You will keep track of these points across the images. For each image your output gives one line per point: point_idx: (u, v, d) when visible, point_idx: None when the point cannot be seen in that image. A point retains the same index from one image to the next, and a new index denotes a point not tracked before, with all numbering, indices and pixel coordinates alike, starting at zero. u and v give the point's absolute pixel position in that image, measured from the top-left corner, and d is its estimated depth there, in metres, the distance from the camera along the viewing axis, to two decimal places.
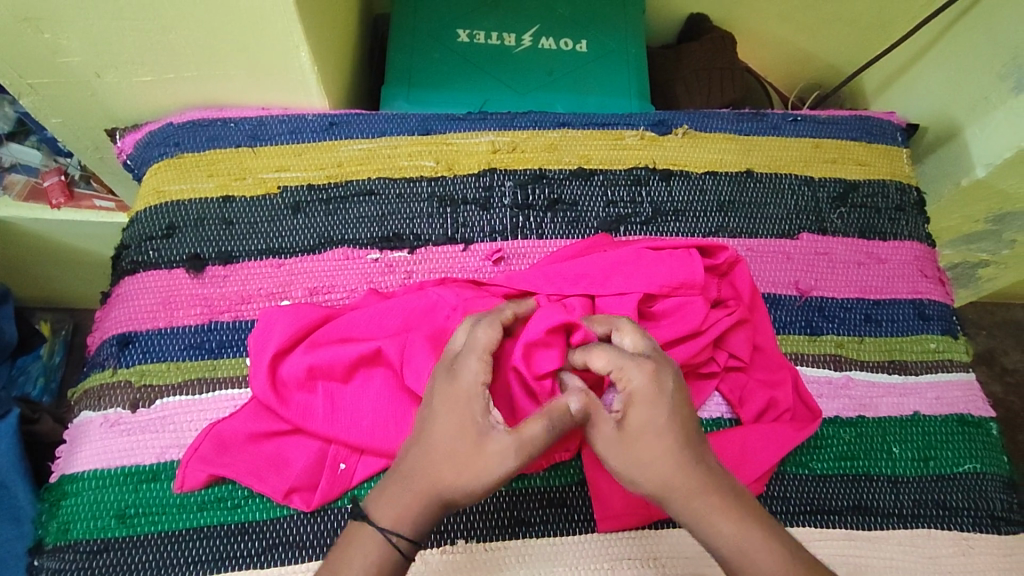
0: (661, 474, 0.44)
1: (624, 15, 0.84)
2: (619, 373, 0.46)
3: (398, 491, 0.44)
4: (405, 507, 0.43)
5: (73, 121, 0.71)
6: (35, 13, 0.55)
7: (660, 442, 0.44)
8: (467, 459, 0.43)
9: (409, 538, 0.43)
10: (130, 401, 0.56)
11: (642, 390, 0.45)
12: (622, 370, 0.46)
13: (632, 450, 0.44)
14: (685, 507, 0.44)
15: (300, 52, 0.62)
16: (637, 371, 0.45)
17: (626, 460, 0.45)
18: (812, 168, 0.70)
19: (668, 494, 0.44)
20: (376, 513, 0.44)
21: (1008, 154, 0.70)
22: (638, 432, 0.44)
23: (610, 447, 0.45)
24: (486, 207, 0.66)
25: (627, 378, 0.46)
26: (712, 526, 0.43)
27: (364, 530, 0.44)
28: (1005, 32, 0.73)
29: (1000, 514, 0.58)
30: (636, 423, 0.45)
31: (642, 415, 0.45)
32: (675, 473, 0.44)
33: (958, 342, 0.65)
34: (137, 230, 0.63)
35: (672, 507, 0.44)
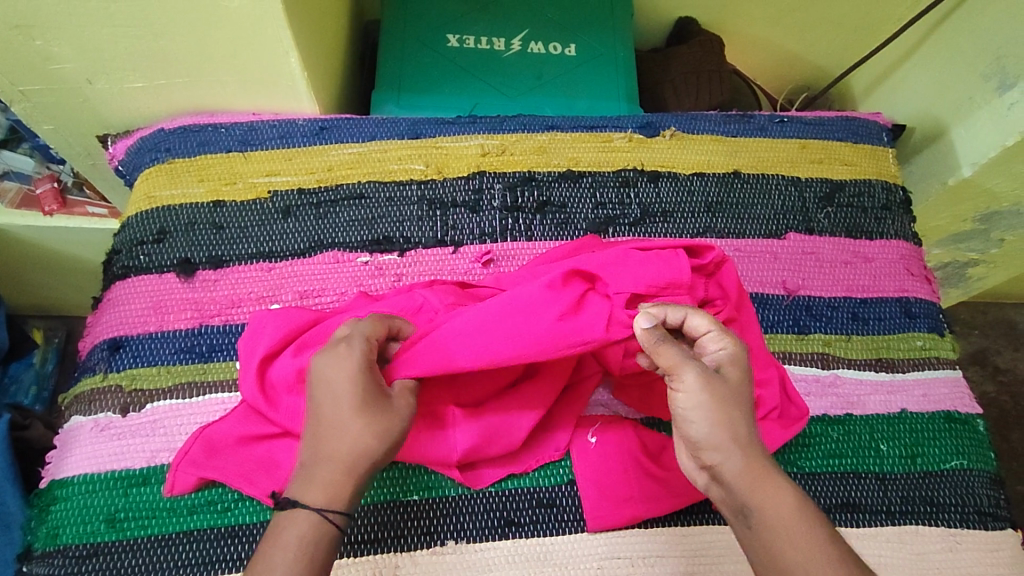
0: (738, 430, 0.45)
1: (613, 19, 0.85)
2: (716, 337, 0.48)
3: (322, 468, 0.44)
4: (333, 482, 0.44)
5: (64, 128, 0.72)
6: (25, 21, 0.55)
7: (743, 404, 0.46)
8: (375, 425, 0.45)
9: (343, 510, 0.44)
10: (120, 405, 0.56)
11: (739, 356, 0.48)
12: (722, 335, 0.48)
13: (729, 407, 0.45)
14: (746, 466, 0.44)
15: (289, 58, 0.62)
16: (737, 340, 0.48)
17: (712, 407, 0.45)
18: (799, 169, 0.71)
19: (739, 450, 0.44)
20: (304, 496, 0.44)
21: (992, 153, 0.71)
22: (732, 389, 0.46)
23: (701, 389, 0.45)
24: (475, 210, 0.66)
25: (725, 343, 0.48)
26: (772, 491, 0.44)
27: (292, 515, 0.43)
28: (988, 33, 0.74)
29: (987, 510, 0.59)
30: (730, 383, 0.46)
31: (733, 373, 0.47)
32: (748, 435, 0.45)
33: (945, 340, 0.66)
34: (127, 235, 0.63)
35: (734, 464, 0.44)
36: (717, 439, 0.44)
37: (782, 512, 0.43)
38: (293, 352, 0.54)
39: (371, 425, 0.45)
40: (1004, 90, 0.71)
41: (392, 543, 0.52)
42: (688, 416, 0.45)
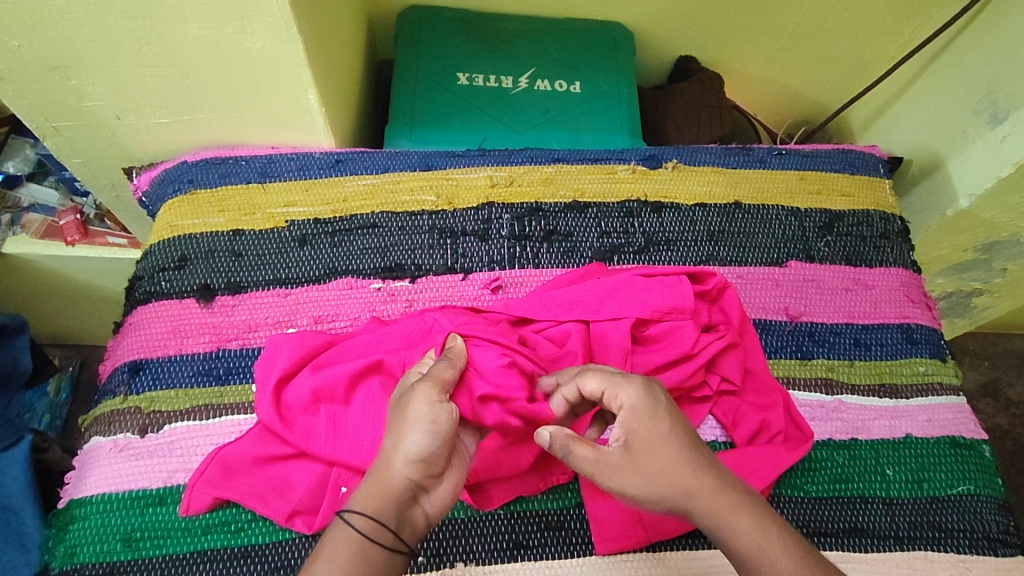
0: (674, 479, 0.45)
1: (615, 59, 0.89)
2: (611, 393, 0.47)
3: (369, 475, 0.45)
4: (363, 489, 0.44)
5: (92, 161, 0.75)
6: (64, 61, 0.59)
7: (666, 450, 0.46)
8: (394, 423, 0.45)
9: (363, 513, 0.43)
10: (139, 426, 0.58)
11: (638, 403, 0.46)
12: (616, 391, 0.47)
13: (642, 465, 0.45)
14: (706, 505, 0.44)
15: (308, 95, 0.66)
16: (630, 387, 0.47)
17: (634, 482, 0.45)
18: (798, 199, 0.73)
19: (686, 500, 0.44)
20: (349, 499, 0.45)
21: (989, 184, 0.73)
22: (648, 444, 0.46)
23: (620, 473, 0.45)
24: (485, 238, 0.68)
25: (621, 397, 0.47)
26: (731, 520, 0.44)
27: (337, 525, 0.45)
28: (976, 71, 0.77)
29: (996, 536, 0.58)
30: (641, 437, 0.46)
31: (645, 426, 0.46)
32: (690, 475, 0.45)
33: (947, 366, 0.66)
34: (151, 262, 0.66)
35: (692, 506, 0.44)
36: (657, 498, 0.45)
37: (748, 536, 0.43)
38: (309, 372, 0.56)
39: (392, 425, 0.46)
40: (996, 125, 0.73)
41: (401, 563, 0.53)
42: (626, 497, 0.46)
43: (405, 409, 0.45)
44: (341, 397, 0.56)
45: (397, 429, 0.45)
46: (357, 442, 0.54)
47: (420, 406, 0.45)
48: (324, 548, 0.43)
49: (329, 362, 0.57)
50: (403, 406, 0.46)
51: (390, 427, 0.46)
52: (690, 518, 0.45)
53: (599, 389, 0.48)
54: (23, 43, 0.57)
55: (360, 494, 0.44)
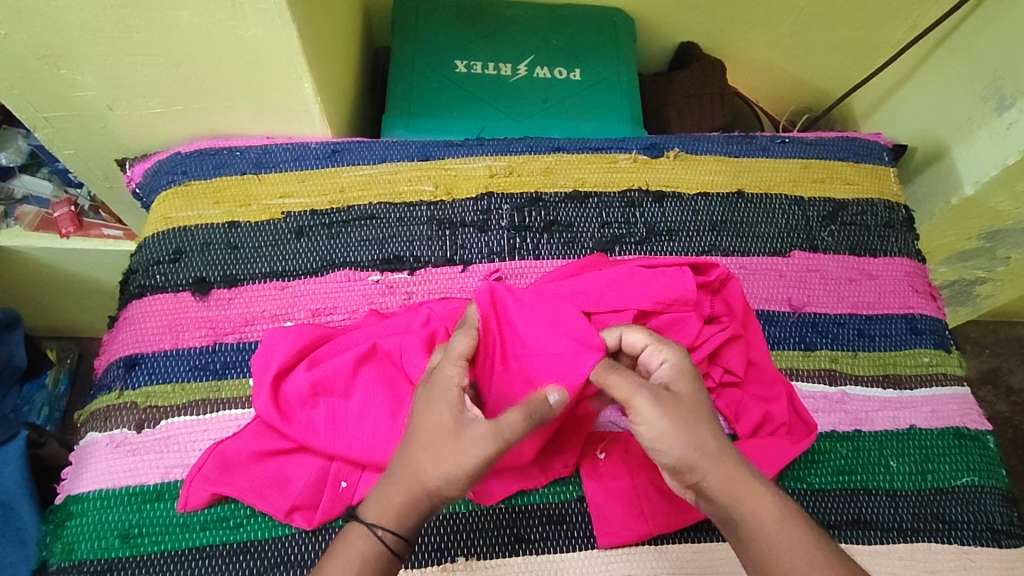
0: (697, 438, 0.45)
1: (616, 45, 0.87)
2: (653, 348, 0.50)
3: (389, 482, 0.45)
4: (394, 504, 0.44)
5: (85, 152, 0.74)
6: (53, 50, 0.58)
7: (702, 406, 0.46)
8: (449, 449, 0.44)
9: (394, 532, 0.44)
10: (135, 422, 0.57)
11: (681, 359, 0.48)
12: (658, 346, 0.50)
13: (677, 411, 0.45)
14: (720, 476, 0.44)
15: (303, 84, 0.65)
16: (672, 347, 0.49)
17: (671, 419, 0.45)
18: (801, 188, 0.72)
19: (710, 459, 0.44)
20: (366, 507, 0.45)
21: (994, 172, 0.72)
22: (686, 394, 0.47)
23: (659, 406, 0.45)
24: (484, 229, 0.67)
25: (663, 353, 0.49)
26: (751, 495, 0.44)
27: (353, 529, 0.45)
28: (982, 57, 0.76)
29: (1000, 528, 0.58)
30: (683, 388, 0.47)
31: (687, 381, 0.47)
32: (710, 438, 0.45)
33: (951, 356, 0.66)
34: (145, 255, 0.65)
35: (708, 476, 0.44)
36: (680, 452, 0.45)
37: (762, 512, 0.43)
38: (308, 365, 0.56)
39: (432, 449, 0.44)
40: (1003, 111, 0.72)
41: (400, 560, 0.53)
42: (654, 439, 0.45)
43: (460, 447, 0.43)
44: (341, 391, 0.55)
45: (454, 459, 0.43)
46: (356, 435, 0.53)
47: (478, 455, 0.43)
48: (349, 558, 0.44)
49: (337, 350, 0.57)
50: (455, 440, 0.44)
51: (436, 456, 0.44)
52: (702, 487, 0.45)
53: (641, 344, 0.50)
54: (10, 32, 0.56)
55: (393, 510, 0.44)
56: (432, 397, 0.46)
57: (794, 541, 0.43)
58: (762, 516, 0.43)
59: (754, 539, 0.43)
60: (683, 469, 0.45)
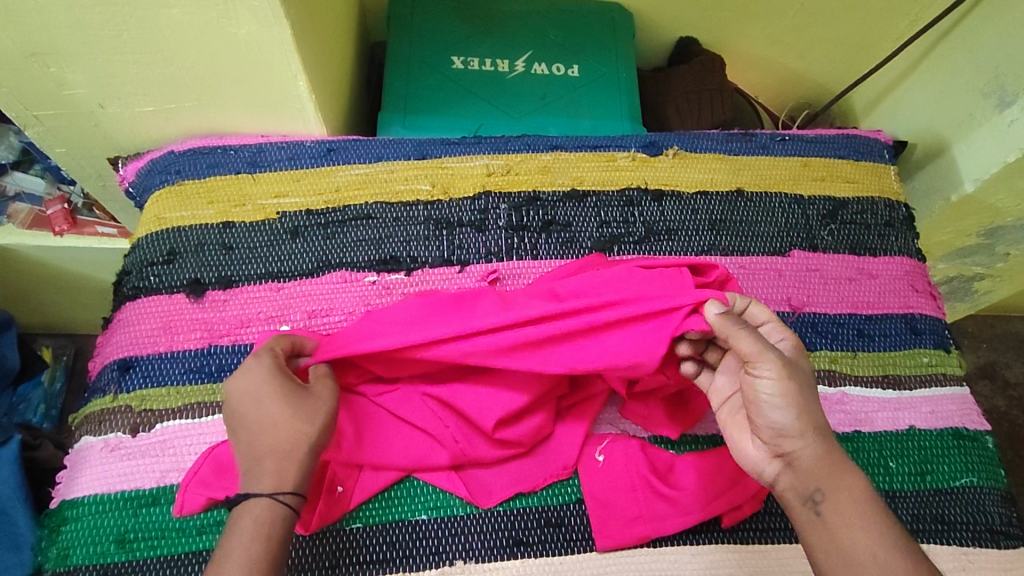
0: (812, 411, 0.48)
1: (616, 40, 0.86)
2: (776, 329, 0.53)
3: (263, 459, 0.47)
4: (285, 471, 0.46)
5: (76, 151, 0.73)
6: (42, 48, 0.57)
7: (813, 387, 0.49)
8: (304, 409, 0.48)
9: (293, 491, 0.46)
10: (130, 426, 0.57)
11: (798, 345, 0.52)
12: (780, 329, 0.53)
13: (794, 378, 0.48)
14: (817, 452, 0.47)
15: (297, 82, 0.64)
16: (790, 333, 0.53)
17: (796, 387, 0.48)
18: (802, 186, 0.72)
19: (815, 434, 0.47)
20: (252, 481, 0.46)
21: (996, 169, 0.71)
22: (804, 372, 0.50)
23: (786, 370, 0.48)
24: (482, 229, 0.67)
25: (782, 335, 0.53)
26: (841, 476, 0.47)
27: (248, 504, 0.45)
28: (982, 53, 0.75)
29: (999, 528, 0.58)
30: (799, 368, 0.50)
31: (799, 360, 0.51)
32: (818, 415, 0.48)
33: (951, 356, 0.66)
34: (138, 256, 0.64)
35: (808, 448, 0.47)
36: (794, 416, 0.47)
37: (854, 494, 0.46)
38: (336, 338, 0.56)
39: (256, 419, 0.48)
40: (1004, 108, 0.72)
41: (401, 564, 0.53)
42: (770, 399, 0.48)
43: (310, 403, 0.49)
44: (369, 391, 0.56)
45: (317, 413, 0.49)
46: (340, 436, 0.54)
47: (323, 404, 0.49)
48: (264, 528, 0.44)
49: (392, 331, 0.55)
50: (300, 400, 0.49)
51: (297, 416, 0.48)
52: (796, 458, 0.48)
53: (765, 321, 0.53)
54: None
55: (286, 476, 0.46)
56: (251, 374, 0.49)
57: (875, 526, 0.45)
58: (851, 499, 0.46)
59: (838, 516, 0.46)
60: (786, 435, 0.48)
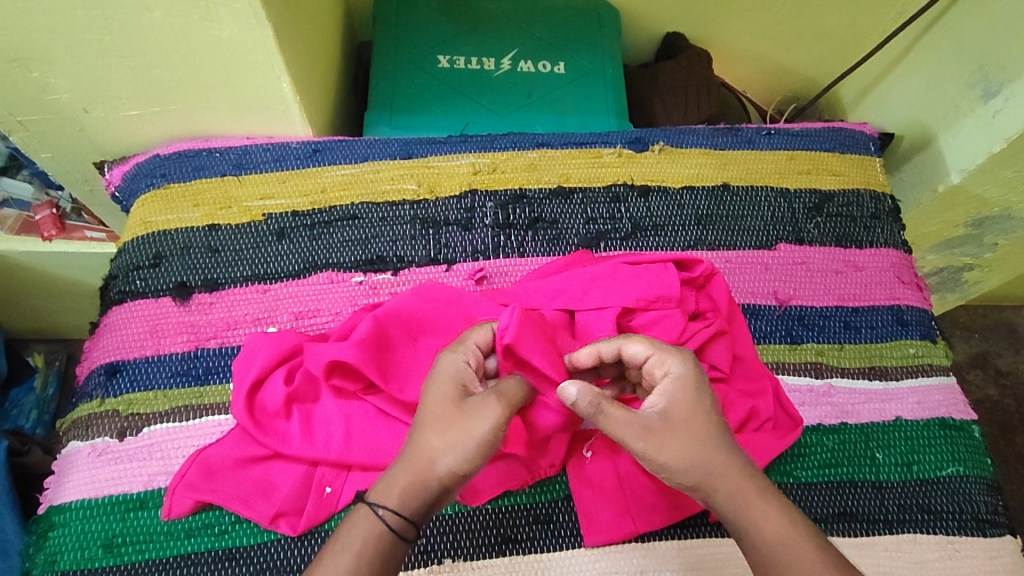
0: (706, 458, 0.45)
1: (601, 37, 0.86)
2: (656, 361, 0.49)
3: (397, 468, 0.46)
4: (398, 485, 0.45)
5: (62, 156, 0.73)
6: (23, 53, 0.56)
7: (700, 428, 0.46)
8: (451, 422, 0.46)
9: (395, 511, 0.44)
10: (118, 430, 0.57)
11: (685, 373, 0.48)
12: (662, 358, 0.49)
13: (657, 437, 0.46)
14: (727, 493, 0.45)
15: (281, 83, 0.64)
16: (673, 360, 0.49)
17: (678, 443, 0.46)
18: (787, 180, 0.72)
19: (713, 479, 0.45)
20: (378, 490, 0.45)
21: (981, 160, 0.72)
22: (681, 416, 0.47)
23: (653, 437, 0.46)
24: (468, 227, 0.67)
25: (665, 366, 0.49)
26: (755, 511, 0.45)
27: (359, 509, 0.45)
28: (967, 45, 0.76)
29: (985, 516, 0.58)
30: (679, 410, 0.47)
31: (682, 396, 0.47)
32: (716, 454, 0.46)
33: (938, 347, 0.66)
34: (125, 260, 0.64)
35: (715, 493, 0.45)
36: (684, 471, 0.45)
37: (769, 529, 0.44)
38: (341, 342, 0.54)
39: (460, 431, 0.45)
40: (989, 99, 0.72)
41: None
42: (655, 460, 0.46)
43: (469, 420, 0.45)
44: (356, 390, 0.55)
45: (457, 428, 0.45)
46: (329, 437, 0.54)
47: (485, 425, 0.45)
48: (350, 538, 0.44)
49: (397, 338, 0.56)
50: (464, 414, 0.46)
51: (439, 428, 0.46)
52: (710, 502, 0.46)
53: (645, 354, 0.50)
54: None
55: (396, 491, 0.44)
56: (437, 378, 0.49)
57: (802, 561, 0.43)
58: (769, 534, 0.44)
59: (756, 555, 0.44)
60: (688, 488, 0.46)
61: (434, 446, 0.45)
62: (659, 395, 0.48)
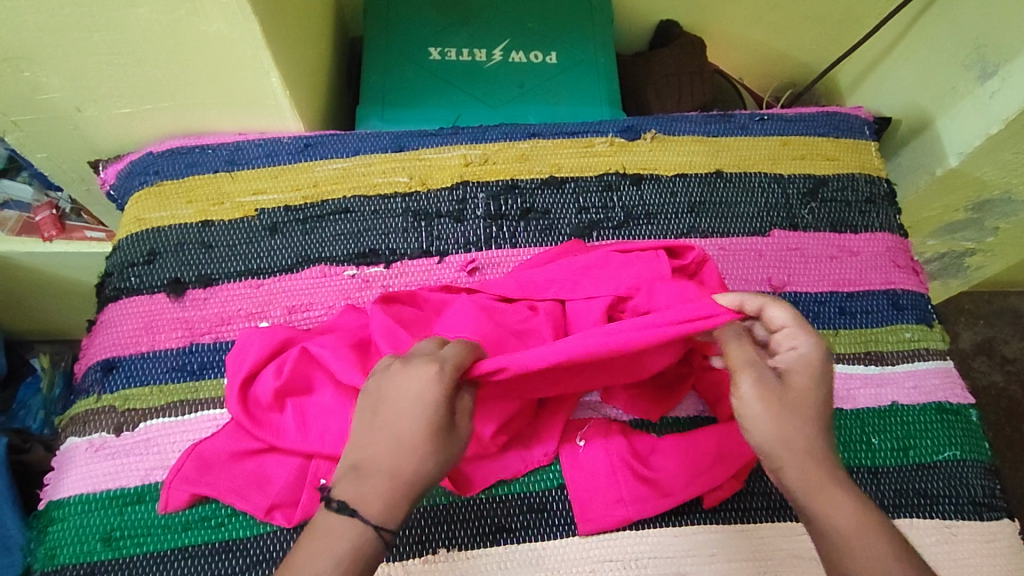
0: (794, 433, 0.45)
1: (593, 26, 0.86)
2: (789, 333, 0.48)
3: (375, 481, 0.43)
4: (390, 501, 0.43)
5: (57, 156, 0.73)
6: (13, 53, 0.57)
7: (815, 400, 0.46)
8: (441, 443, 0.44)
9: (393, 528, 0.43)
10: (114, 425, 0.57)
11: (817, 353, 0.47)
12: (795, 334, 0.48)
13: (789, 397, 0.46)
14: (800, 473, 0.44)
15: (271, 78, 0.64)
16: (808, 336, 0.48)
17: (773, 408, 0.45)
18: (781, 165, 0.71)
19: (790, 452, 0.44)
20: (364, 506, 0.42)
21: (978, 142, 0.71)
22: (798, 386, 0.46)
23: (762, 391, 0.46)
24: (460, 219, 0.67)
25: (796, 343, 0.48)
26: (829, 497, 0.43)
27: (342, 528, 0.42)
28: (963, 27, 0.74)
29: (982, 500, 0.58)
30: (800, 379, 0.46)
31: (807, 373, 0.47)
32: (805, 440, 0.45)
33: (934, 331, 0.65)
34: (119, 257, 0.65)
35: (791, 470, 0.44)
36: (773, 436, 0.45)
37: (841, 519, 0.43)
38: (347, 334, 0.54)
39: (450, 454, 0.44)
40: (986, 80, 0.71)
41: None
42: (746, 415, 0.46)
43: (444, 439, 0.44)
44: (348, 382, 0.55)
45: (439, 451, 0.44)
46: (324, 429, 0.53)
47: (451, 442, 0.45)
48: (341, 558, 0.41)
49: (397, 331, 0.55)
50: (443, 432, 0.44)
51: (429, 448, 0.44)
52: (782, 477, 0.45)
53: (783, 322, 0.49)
54: None
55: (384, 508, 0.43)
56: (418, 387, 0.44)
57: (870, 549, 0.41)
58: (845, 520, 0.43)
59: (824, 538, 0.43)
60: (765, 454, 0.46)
61: (414, 461, 0.43)
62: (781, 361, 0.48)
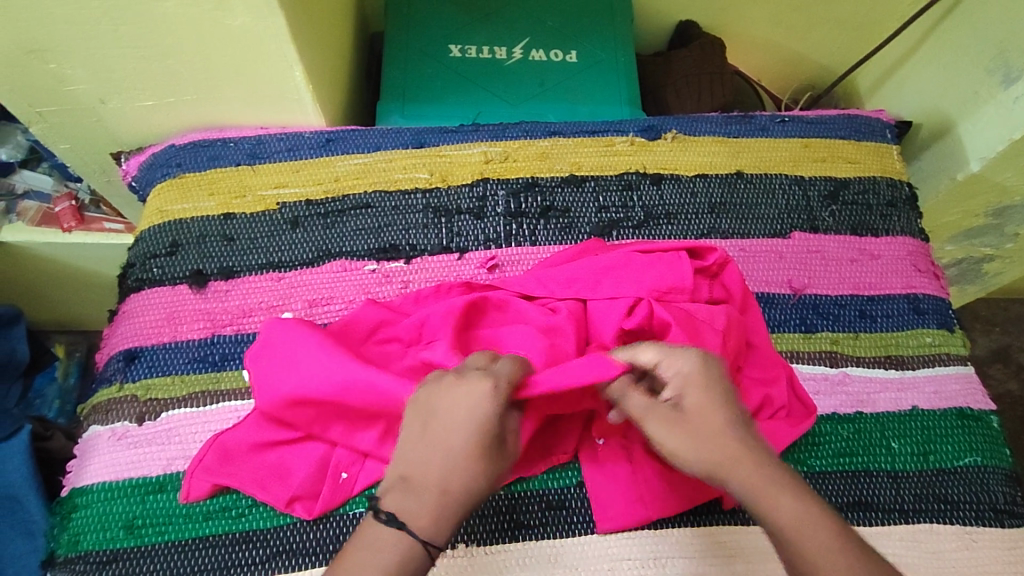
0: (718, 449, 0.45)
1: (614, 25, 0.86)
2: (665, 360, 0.48)
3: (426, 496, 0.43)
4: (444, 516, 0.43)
5: (80, 147, 0.74)
6: (41, 45, 0.57)
7: (713, 420, 0.46)
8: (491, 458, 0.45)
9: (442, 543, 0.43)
10: (136, 415, 0.58)
11: (692, 371, 0.48)
12: (671, 359, 0.48)
13: (686, 427, 0.46)
14: (752, 487, 0.44)
15: (294, 72, 0.64)
16: (683, 358, 0.48)
17: (689, 433, 0.46)
18: (802, 167, 0.71)
19: (723, 471, 0.45)
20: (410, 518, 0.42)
21: (1001, 147, 0.70)
22: (694, 408, 0.47)
23: (665, 423, 0.47)
24: (480, 216, 0.67)
25: (674, 366, 0.48)
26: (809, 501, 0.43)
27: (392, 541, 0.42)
28: (988, 30, 0.74)
29: (1002, 508, 0.58)
30: (692, 402, 0.47)
31: (693, 396, 0.47)
32: (733, 453, 0.45)
33: (955, 336, 0.65)
34: (142, 249, 0.65)
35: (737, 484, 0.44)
36: (702, 459, 0.45)
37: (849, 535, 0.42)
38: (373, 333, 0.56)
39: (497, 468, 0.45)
40: (1009, 84, 0.71)
41: None
42: (670, 453, 0.46)
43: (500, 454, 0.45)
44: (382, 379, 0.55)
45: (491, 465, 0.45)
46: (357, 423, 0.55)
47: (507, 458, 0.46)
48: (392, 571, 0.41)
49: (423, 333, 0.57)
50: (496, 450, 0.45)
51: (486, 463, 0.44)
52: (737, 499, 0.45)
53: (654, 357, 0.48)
54: None
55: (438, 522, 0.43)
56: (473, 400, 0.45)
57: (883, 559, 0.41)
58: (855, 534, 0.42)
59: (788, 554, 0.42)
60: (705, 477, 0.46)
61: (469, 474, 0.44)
62: (669, 391, 0.48)
